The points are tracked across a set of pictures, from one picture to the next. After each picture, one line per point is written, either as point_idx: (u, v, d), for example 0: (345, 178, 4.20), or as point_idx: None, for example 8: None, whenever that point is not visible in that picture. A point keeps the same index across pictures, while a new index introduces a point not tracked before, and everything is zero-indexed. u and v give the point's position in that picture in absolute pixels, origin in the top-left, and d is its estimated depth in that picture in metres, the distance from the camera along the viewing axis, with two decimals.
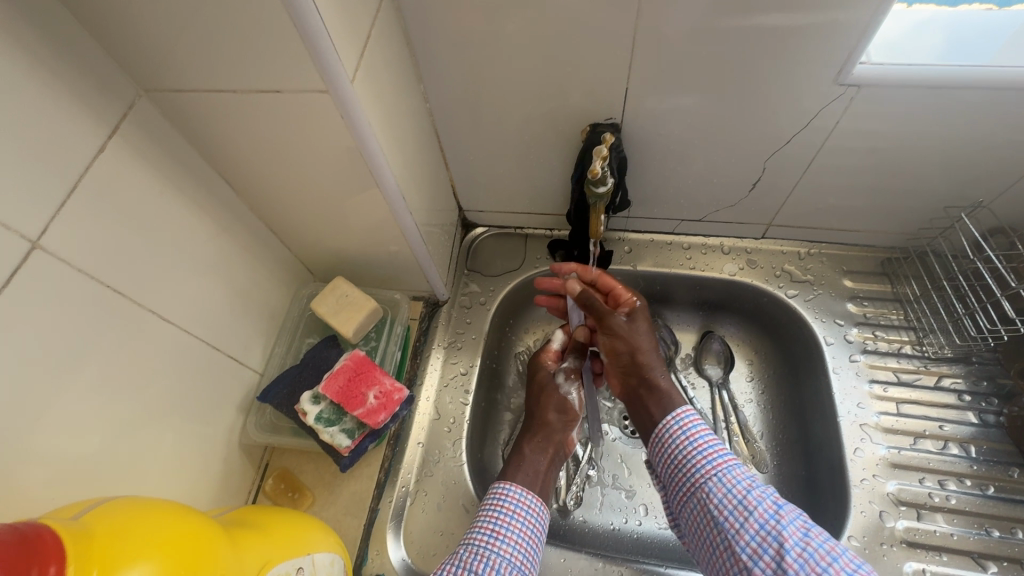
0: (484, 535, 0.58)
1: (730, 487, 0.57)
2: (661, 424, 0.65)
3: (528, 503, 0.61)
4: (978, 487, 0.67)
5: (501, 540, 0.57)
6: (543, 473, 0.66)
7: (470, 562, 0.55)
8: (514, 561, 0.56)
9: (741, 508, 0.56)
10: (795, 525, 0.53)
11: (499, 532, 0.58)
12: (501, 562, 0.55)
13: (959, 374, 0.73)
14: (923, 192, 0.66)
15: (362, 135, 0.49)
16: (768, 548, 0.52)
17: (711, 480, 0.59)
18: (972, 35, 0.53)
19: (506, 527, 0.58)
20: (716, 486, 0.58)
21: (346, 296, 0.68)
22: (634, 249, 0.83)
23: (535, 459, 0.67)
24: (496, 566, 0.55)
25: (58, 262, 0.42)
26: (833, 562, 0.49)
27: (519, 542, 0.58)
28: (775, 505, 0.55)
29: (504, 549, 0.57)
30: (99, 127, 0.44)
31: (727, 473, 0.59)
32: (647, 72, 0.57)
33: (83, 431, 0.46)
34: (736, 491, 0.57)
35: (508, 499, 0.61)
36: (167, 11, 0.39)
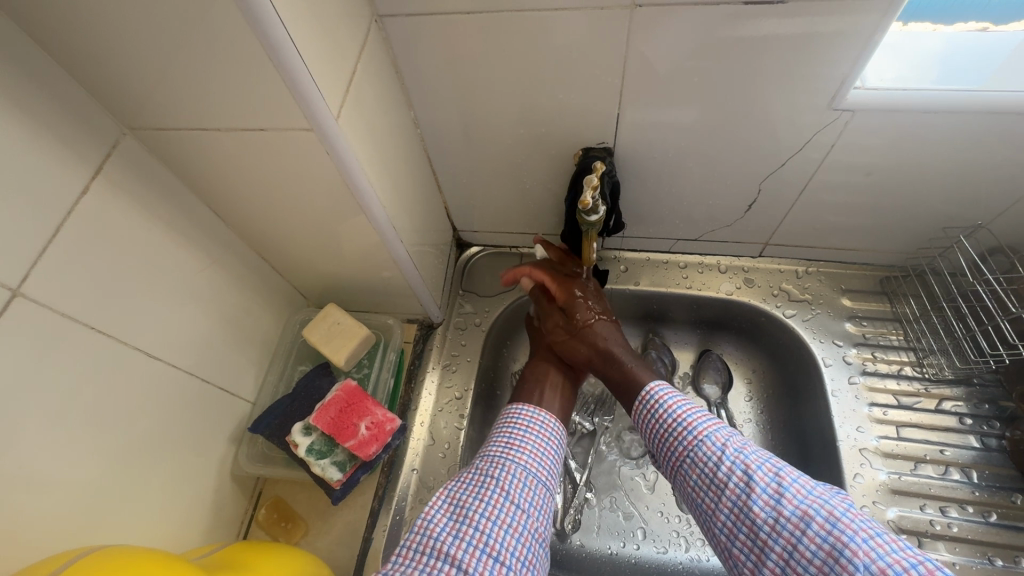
0: (498, 448, 0.61)
1: (702, 466, 0.56)
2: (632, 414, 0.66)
3: (541, 419, 0.65)
4: (980, 514, 0.66)
5: (515, 450, 0.61)
6: (550, 390, 0.70)
7: (486, 469, 0.59)
8: (530, 467, 0.60)
9: (715, 486, 0.55)
10: (767, 495, 0.51)
11: (514, 444, 0.62)
12: (516, 468, 0.59)
13: (960, 397, 0.72)
14: (921, 212, 0.65)
15: (348, 169, 0.49)
16: (743, 526, 0.52)
17: (685, 462, 0.58)
18: (968, 55, 0.52)
19: (520, 439, 0.62)
20: (691, 466, 0.57)
21: (339, 324, 0.68)
22: (629, 268, 0.82)
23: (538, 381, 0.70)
24: (511, 471, 0.58)
25: (41, 307, 0.42)
26: (806, 531, 0.48)
27: (533, 453, 0.61)
28: (745, 478, 0.53)
29: (519, 458, 0.60)
30: (82, 168, 0.43)
31: (699, 450, 0.57)
32: (640, 95, 0.56)
33: (70, 473, 0.45)
34: (709, 469, 0.56)
35: (522, 415, 0.65)
36: (148, 53, 0.39)
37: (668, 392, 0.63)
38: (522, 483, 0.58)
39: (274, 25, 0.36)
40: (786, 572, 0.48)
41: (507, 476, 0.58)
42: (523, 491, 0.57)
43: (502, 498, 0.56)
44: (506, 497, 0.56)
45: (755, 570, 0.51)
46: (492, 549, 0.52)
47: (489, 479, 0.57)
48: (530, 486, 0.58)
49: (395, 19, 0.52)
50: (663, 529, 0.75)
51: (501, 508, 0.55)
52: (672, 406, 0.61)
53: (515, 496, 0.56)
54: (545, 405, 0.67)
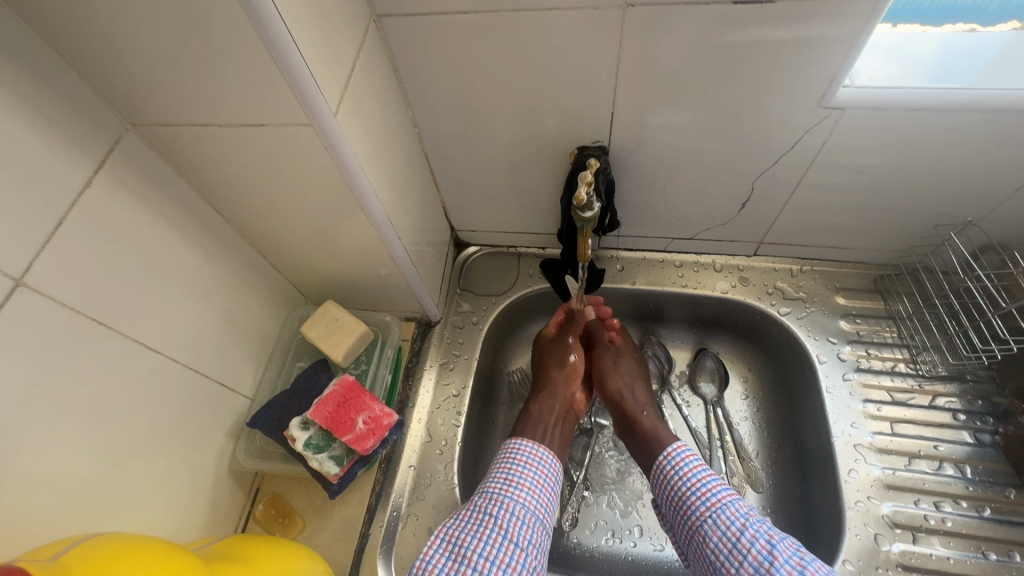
0: (497, 484, 0.62)
1: (725, 529, 0.57)
2: (657, 463, 0.66)
3: (539, 456, 0.65)
4: (974, 509, 0.67)
5: (514, 487, 0.61)
6: (553, 426, 0.70)
7: (485, 506, 0.59)
8: (528, 505, 0.60)
9: (735, 552, 0.55)
10: (790, 565, 0.52)
11: (512, 481, 0.62)
12: (514, 506, 0.59)
13: (954, 393, 0.72)
14: (914, 210, 0.66)
15: (347, 165, 0.49)
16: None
17: (705, 522, 0.59)
18: (955, 57, 0.53)
19: (518, 476, 0.63)
20: (711, 528, 0.58)
21: (337, 320, 0.68)
22: (626, 267, 0.83)
23: (542, 416, 0.70)
24: (510, 509, 0.59)
25: (42, 297, 0.42)
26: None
27: (531, 490, 0.62)
28: (769, 544, 0.54)
29: (518, 495, 0.60)
30: (84, 161, 0.44)
31: (721, 513, 0.58)
32: (634, 94, 0.57)
33: (70, 463, 0.46)
34: (731, 533, 0.56)
35: (520, 450, 0.66)
36: (149, 48, 0.40)
37: (691, 453, 0.65)
38: (520, 521, 0.58)
39: (272, 18, 0.37)
40: None
41: (505, 514, 0.58)
42: (521, 528, 0.58)
43: (500, 537, 0.56)
44: (504, 536, 0.56)
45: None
46: None
47: (487, 517, 0.58)
48: (528, 523, 0.59)
49: (392, 18, 0.53)
50: (659, 527, 0.75)
51: (499, 548, 0.55)
52: (697, 467, 0.63)
53: (514, 534, 0.57)
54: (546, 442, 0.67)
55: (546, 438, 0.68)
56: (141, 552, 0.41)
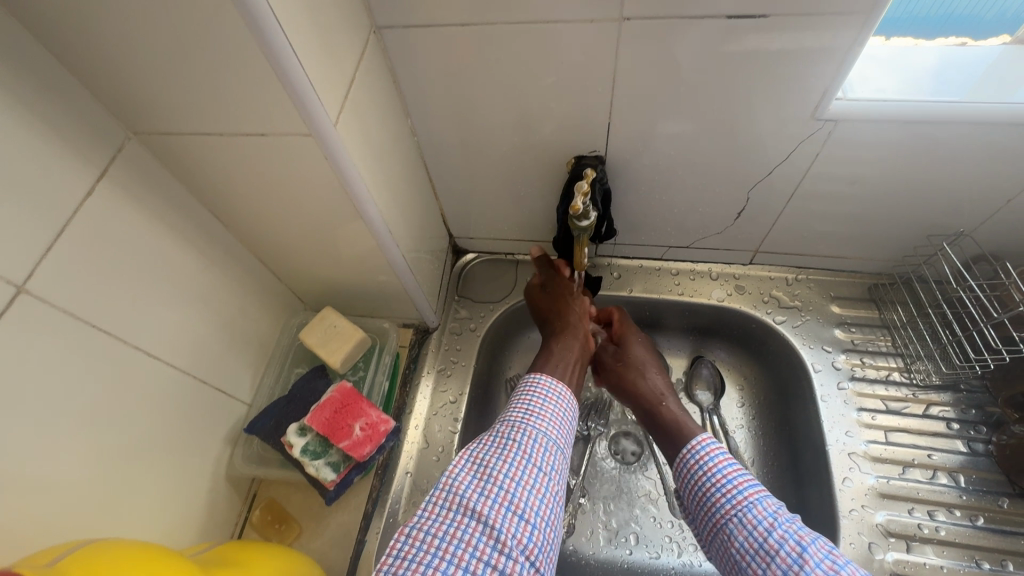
0: (519, 414, 0.58)
1: (752, 528, 0.52)
2: (682, 453, 0.61)
3: (560, 390, 0.61)
4: (968, 518, 0.67)
5: (536, 416, 0.58)
6: (574, 366, 0.66)
7: (507, 433, 0.56)
8: (550, 433, 0.57)
9: (763, 553, 0.50)
10: (822, 570, 0.46)
11: (534, 411, 0.58)
12: (536, 433, 0.56)
13: (948, 402, 0.73)
14: (907, 220, 0.67)
15: (347, 174, 0.50)
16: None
17: (731, 521, 0.54)
18: (944, 70, 0.54)
19: (539, 406, 0.59)
20: (737, 527, 0.53)
21: (335, 327, 0.69)
22: (623, 274, 0.83)
23: (564, 355, 0.66)
24: (533, 437, 0.55)
25: (45, 304, 0.43)
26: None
27: (552, 419, 0.59)
28: (798, 547, 0.48)
29: (540, 424, 0.57)
30: (88, 170, 0.45)
31: (748, 512, 0.53)
32: (630, 105, 0.58)
33: (68, 468, 0.46)
34: (758, 533, 0.51)
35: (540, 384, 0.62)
36: (154, 59, 0.40)
37: (718, 446, 0.59)
38: (543, 447, 0.55)
39: (273, 31, 0.38)
40: None
41: (528, 441, 0.55)
42: (545, 455, 0.55)
43: (524, 461, 0.53)
44: (529, 459, 0.53)
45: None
46: (517, 507, 0.50)
47: (510, 442, 0.55)
48: (551, 450, 0.56)
49: (392, 30, 0.54)
50: (655, 535, 0.75)
51: (524, 470, 0.52)
52: (723, 461, 0.58)
53: (538, 459, 0.54)
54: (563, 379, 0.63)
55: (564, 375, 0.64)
56: (135, 560, 0.41)
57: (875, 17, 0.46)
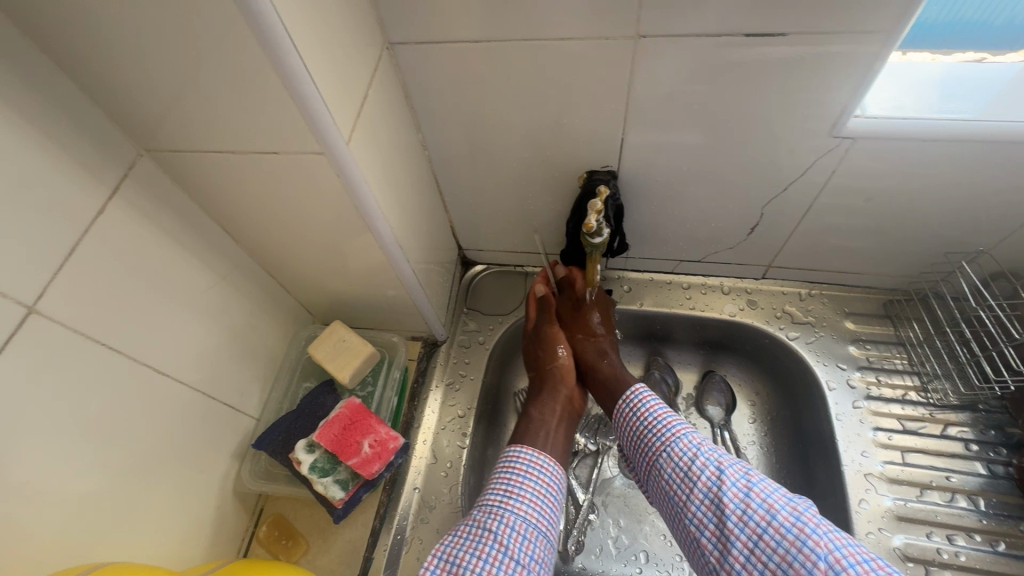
0: (497, 497, 0.60)
1: (678, 460, 0.59)
2: (618, 405, 0.67)
3: (540, 467, 0.63)
4: (988, 543, 0.66)
5: (514, 500, 0.59)
6: (554, 430, 0.68)
7: (484, 521, 0.57)
8: (529, 518, 0.58)
9: (687, 478, 0.57)
10: (737, 488, 0.54)
11: (512, 493, 0.60)
12: (514, 520, 0.57)
13: (966, 422, 0.71)
14: (923, 237, 0.66)
15: (358, 192, 0.50)
16: (713, 517, 0.54)
17: (660, 456, 0.60)
18: (962, 87, 0.53)
19: (519, 487, 0.61)
20: (665, 461, 0.60)
21: (344, 341, 0.68)
22: (633, 288, 0.82)
23: (544, 420, 0.69)
24: (510, 524, 0.57)
25: (55, 323, 0.43)
26: (772, 522, 0.51)
27: (533, 501, 0.60)
28: (717, 472, 0.56)
29: (518, 508, 0.59)
30: (99, 189, 0.45)
31: (675, 446, 0.60)
32: (643, 120, 0.58)
33: (76, 487, 0.46)
34: (684, 462, 0.58)
35: (521, 457, 0.64)
36: (167, 78, 0.40)
37: (650, 394, 0.66)
38: (521, 537, 0.56)
39: (288, 51, 0.37)
40: (749, 561, 0.51)
41: (506, 529, 0.56)
42: (523, 545, 0.56)
43: (501, 554, 0.54)
44: (505, 553, 0.54)
45: (721, 557, 0.53)
46: None
47: (487, 533, 0.56)
48: (530, 538, 0.57)
49: (406, 46, 0.54)
50: (665, 553, 0.74)
51: (500, 565, 0.53)
52: (654, 406, 0.64)
53: (515, 551, 0.55)
54: (546, 448, 0.66)
55: (545, 445, 0.66)
56: None
57: (896, 36, 0.46)
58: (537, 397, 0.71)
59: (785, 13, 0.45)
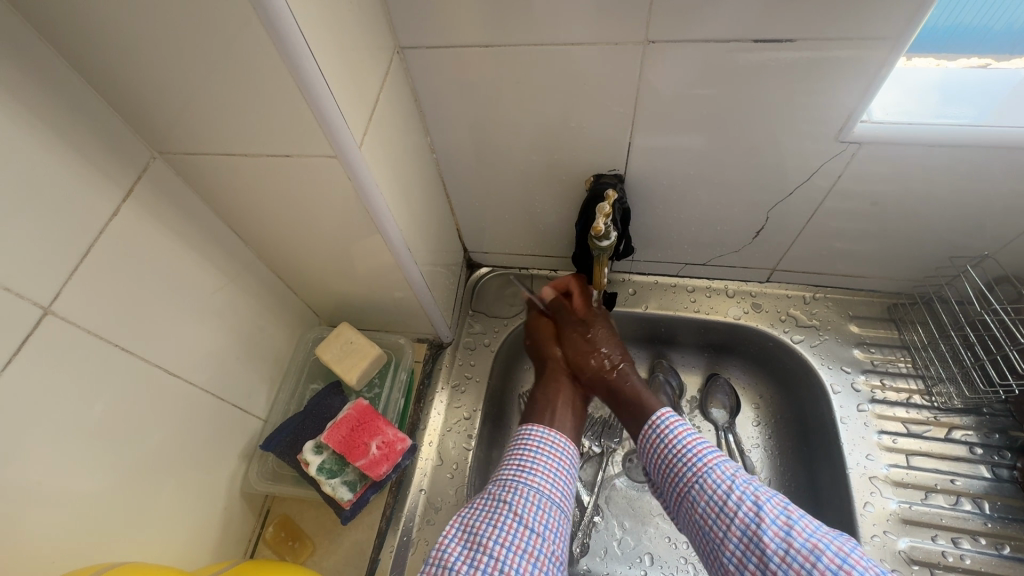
0: (511, 471, 0.62)
1: (711, 493, 0.57)
2: (644, 429, 0.66)
3: (551, 442, 0.65)
4: (993, 546, 0.66)
5: (527, 472, 0.62)
6: (561, 409, 0.71)
7: (499, 493, 0.60)
8: (543, 489, 0.61)
9: (723, 514, 0.56)
10: (776, 526, 0.52)
11: (525, 466, 0.62)
12: (528, 491, 0.60)
13: (970, 426, 0.72)
14: (928, 241, 0.66)
15: (369, 196, 0.50)
16: (752, 556, 0.53)
17: (693, 488, 0.59)
18: (967, 93, 0.53)
19: (532, 460, 0.63)
20: (698, 494, 0.59)
21: (351, 343, 0.69)
22: (638, 290, 0.83)
23: (548, 399, 0.71)
24: (523, 495, 0.59)
25: (69, 324, 0.43)
26: (817, 564, 0.49)
27: (546, 474, 0.62)
28: (754, 507, 0.54)
29: (531, 480, 0.61)
30: (113, 191, 0.45)
31: (708, 477, 0.59)
32: (650, 124, 0.58)
33: (87, 487, 0.46)
34: (718, 496, 0.57)
35: (533, 434, 0.67)
36: (183, 82, 0.40)
37: (676, 419, 0.65)
38: (536, 506, 0.59)
39: (302, 55, 0.38)
40: None
41: (520, 500, 0.59)
42: (537, 515, 0.58)
43: (515, 523, 0.56)
44: (519, 522, 0.57)
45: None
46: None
47: (502, 504, 0.58)
48: (544, 508, 0.59)
49: (416, 50, 0.54)
50: (670, 555, 0.74)
51: (514, 534, 0.56)
52: (682, 433, 0.63)
53: (529, 520, 0.57)
54: (556, 425, 0.68)
55: (554, 423, 0.68)
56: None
57: (903, 43, 0.46)
58: (543, 382, 0.74)
59: (793, 20, 0.46)
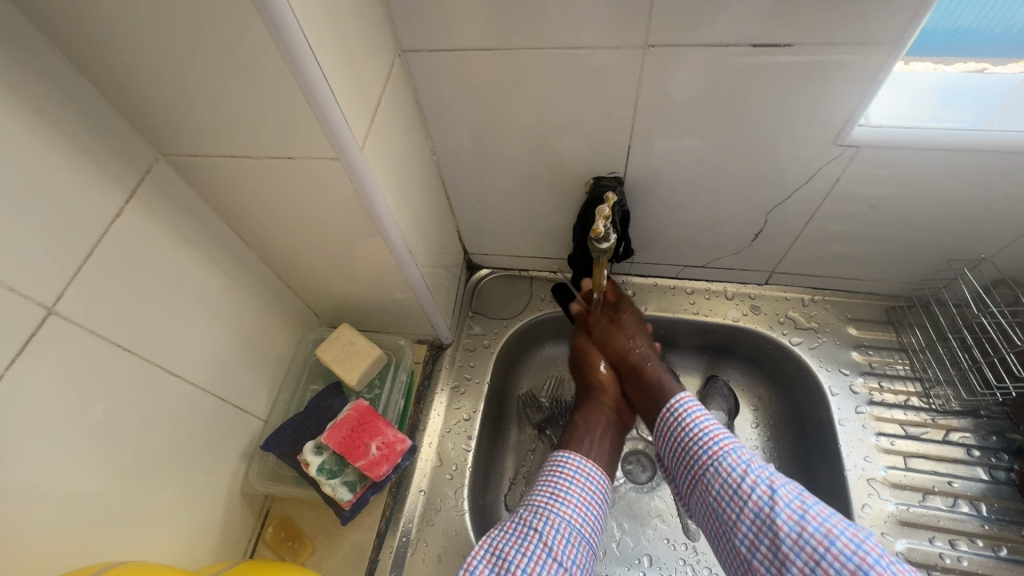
0: (543, 498, 0.62)
1: (726, 476, 0.58)
2: (663, 411, 0.67)
3: (585, 474, 0.65)
4: (990, 548, 0.66)
5: (560, 502, 0.62)
6: (599, 438, 0.70)
7: (530, 521, 0.60)
8: (574, 522, 0.60)
9: (737, 496, 0.56)
10: (791, 509, 0.53)
11: (558, 496, 0.62)
12: (560, 522, 0.60)
13: (968, 428, 0.72)
14: (925, 244, 0.67)
15: (371, 197, 0.51)
16: (764, 539, 0.53)
17: (708, 471, 0.60)
18: (964, 98, 0.54)
19: (565, 491, 0.63)
20: (713, 476, 0.59)
21: (352, 344, 0.69)
22: (637, 293, 0.83)
23: (588, 428, 0.71)
24: (555, 526, 0.59)
25: (72, 324, 0.43)
26: (830, 548, 0.50)
27: (578, 506, 0.62)
28: (769, 491, 0.55)
29: (563, 511, 0.61)
30: (117, 192, 0.46)
31: (723, 461, 0.59)
32: (649, 127, 0.59)
33: (89, 487, 0.47)
34: (733, 479, 0.57)
35: (567, 463, 0.66)
36: (188, 85, 0.41)
37: (694, 404, 0.65)
38: (565, 540, 0.59)
39: (306, 58, 0.38)
40: None
41: (550, 530, 0.59)
42: (567, 548, 0.58)
43: (544, 554, 0.57)
44: (548, 553, 0.57)
45: None
46: None
47: (531, 532, 0.59)
48: (574, 542, 0.59)
49: (418, 54, 0.55)
50: (669, 556, 0.74)
51: (543, 565, 0.56)
52: (699, 416, 0.64)
53: (558, 553, 0.57)
54: (592, 455, 0.67)
55: (591, 453, 0.67)
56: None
57: (901, 47, 0.47)
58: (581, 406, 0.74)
59: (792, 25, 0.46)
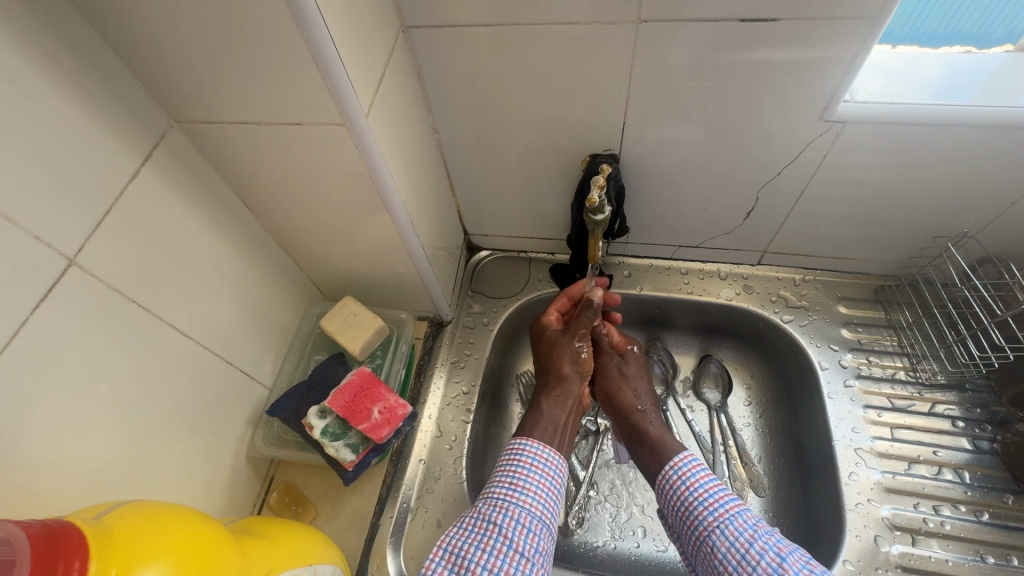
0: (502, 489, 0.61)
1: (733, 540, 0.56)
2: (661, 475, 0.65)
3: (544, 457, 0.64)
4: (973, 514, 0.68)
5: (519, 492, 0.61)
6: (560, 429, 0.68)
7: (490, 514, 0.59)
8: (534, 511, 0.60)
9: (744, 564, 0.54)
10: None
11: (518, 485, 0.61)
12: (520, 512, 0.59)
13: (953, 401, 0.74)
14: (913, 222, 0.69)
15: (375, 166, 0.52)
16: None
17: (713, 534, 0.57)
18: (953, 77, 0.56)
19: (524, 479, 0.62)
20: (719, 539, 0.57)
21: (354, 315, 0.71)
22: (633, 273, 0.85)
23: (553, 414, 0.69)
24: (515, 516, 0.58)
25: (92, 278, 0.46)
26: None
27: (537, 494, 0.61)
28: (777, 558, 0.53)
29: (523, 501, 0.60)
30: (134, 154, 0.48)
31: (730, 524, 0.57)
32: (642, 106, 0.60)
33: (104, 438, 0.49)
34: (740, 543, 0.55)
35: (526, 451, 0.64)
36: (201, 50, 0.43)
37: (696, 460, 0.63)
38: (526, 529, 0.58)
39: (317, 26, 0.40)
40: None
41: (510, 523, 0.58)
42: (526, 537, 0.57)
43: (505, 547, 0.56)
44: (509, 546, 0.56)
45: None
46: None
47: (491, 525, 0.58)
48: (534, 531, 0.58)
49: (420, 30, 0.57)
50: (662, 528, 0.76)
51: (503, 559, 0.55)
52: (703, 476, 0.62)
53: (519, 543, 0.56)
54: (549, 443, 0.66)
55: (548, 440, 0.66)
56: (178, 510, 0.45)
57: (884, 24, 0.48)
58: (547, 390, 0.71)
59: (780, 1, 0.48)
